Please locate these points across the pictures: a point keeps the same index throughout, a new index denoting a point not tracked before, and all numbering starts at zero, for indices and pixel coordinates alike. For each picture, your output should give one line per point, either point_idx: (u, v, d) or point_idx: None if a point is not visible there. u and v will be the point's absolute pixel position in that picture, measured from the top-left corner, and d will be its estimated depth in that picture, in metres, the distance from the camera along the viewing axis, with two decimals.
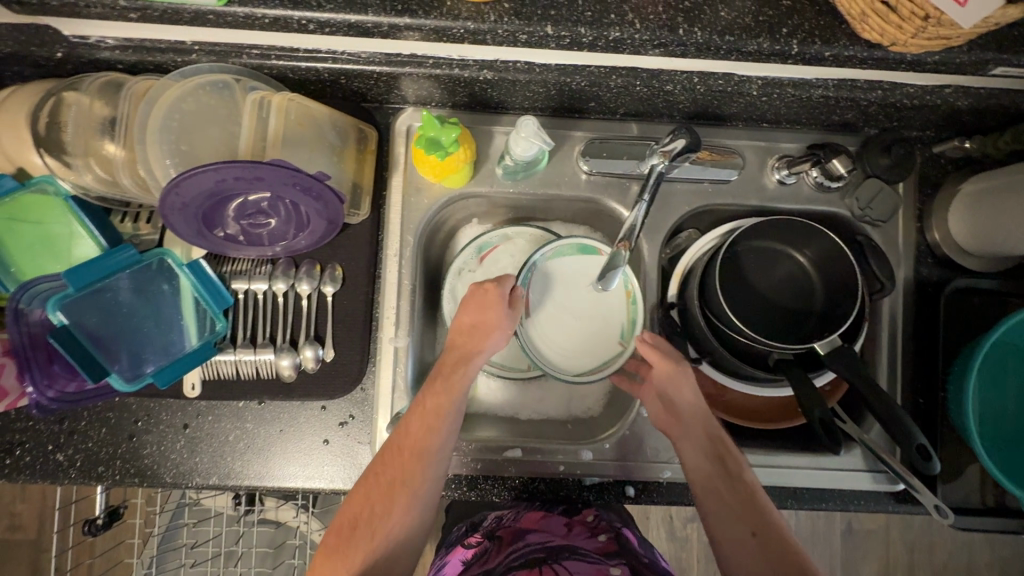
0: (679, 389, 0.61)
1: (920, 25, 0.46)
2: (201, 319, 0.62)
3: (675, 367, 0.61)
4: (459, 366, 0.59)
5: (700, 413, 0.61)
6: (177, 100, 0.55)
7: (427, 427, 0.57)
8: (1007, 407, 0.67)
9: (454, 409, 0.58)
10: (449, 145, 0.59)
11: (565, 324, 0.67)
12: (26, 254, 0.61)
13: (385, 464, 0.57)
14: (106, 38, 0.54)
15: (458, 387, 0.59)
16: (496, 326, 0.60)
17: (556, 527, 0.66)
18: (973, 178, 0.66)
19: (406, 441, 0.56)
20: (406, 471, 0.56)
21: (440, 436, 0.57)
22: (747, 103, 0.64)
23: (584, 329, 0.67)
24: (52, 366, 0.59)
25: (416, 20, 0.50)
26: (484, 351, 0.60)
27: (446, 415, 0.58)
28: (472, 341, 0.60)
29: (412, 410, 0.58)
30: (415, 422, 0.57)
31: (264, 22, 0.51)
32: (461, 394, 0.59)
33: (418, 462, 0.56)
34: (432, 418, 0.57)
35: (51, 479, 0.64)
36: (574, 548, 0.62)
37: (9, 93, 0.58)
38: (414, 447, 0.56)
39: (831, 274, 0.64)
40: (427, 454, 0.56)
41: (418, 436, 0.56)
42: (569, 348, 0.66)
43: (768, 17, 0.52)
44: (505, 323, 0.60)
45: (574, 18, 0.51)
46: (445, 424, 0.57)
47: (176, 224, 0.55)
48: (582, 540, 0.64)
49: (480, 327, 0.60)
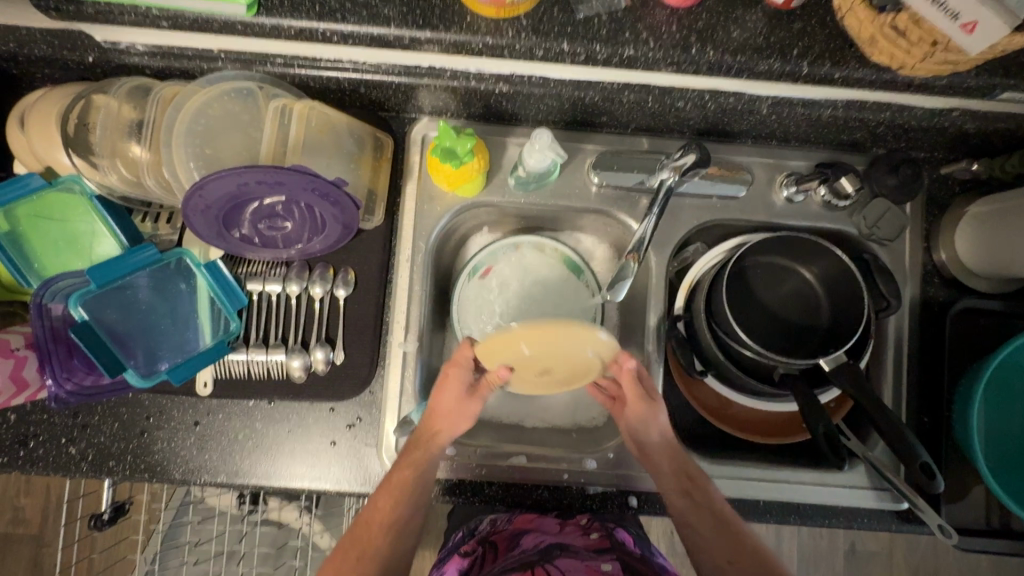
0: (648, 424, 0.60)
1: (928, 49, 0.47)
2: (215, 318, 0.64)
3: (645, 405, 0.60)
4: (424, 446, 0.59)
5: (668, 463, 0.60)
6: (203, 105, 0.57)
7: (395, 501, 0.58)
8: (1010, 427, 0.67)
9: (427, 477, 0.59)
10: (464, 155, 0.60)
11: (539, 354, 0.54)
12: (51, 252, 0.62)
13: (354, 536, 0.57)
14: (136, 44, 0.56)
15: (424, 466, 0.59)
16: (464, 405, 0.59)
17: (550, 527, 0.65)
18: (980, 200, 0.67)
19: (375, 517, 0.57)
20: (377, 543, 0.56)
21: (407, 508, 0.58)
22: (756, 121, 0.65)
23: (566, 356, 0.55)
24: (72, 361, 0.60)
25: (437, 34, 0.52)
26: (449, 428, 0.59)
27: (416, 492, 0.58)
28: (442, 424, 0.59)
29: (381, 485, 0.59)
30: (384, 496, 0.58)
31: (290, 33, 0.52)
32: (428, 469, 0.59)
33: (388, 536, 0.57)
34: (396, 492, 0.58)
35: (63, 471, 0.65)
36: (565, 544, 0.61)
37: (42, 94, 0.60)
38: (384, 520, 0.57)
39: (837, 291, 0.65)
40: (397, 526, 0.57)
41: (388, 510, 0.57)
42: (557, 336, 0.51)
43: (779, 39, 0.53)
44: (471, 404, 0.59)
45: (590, 35, 0.52)
46: (414, 498, 0.58)
47: (197, 225, 0.56)
48: (573, 538, 0.63)
49: (453, 406, 0.59)
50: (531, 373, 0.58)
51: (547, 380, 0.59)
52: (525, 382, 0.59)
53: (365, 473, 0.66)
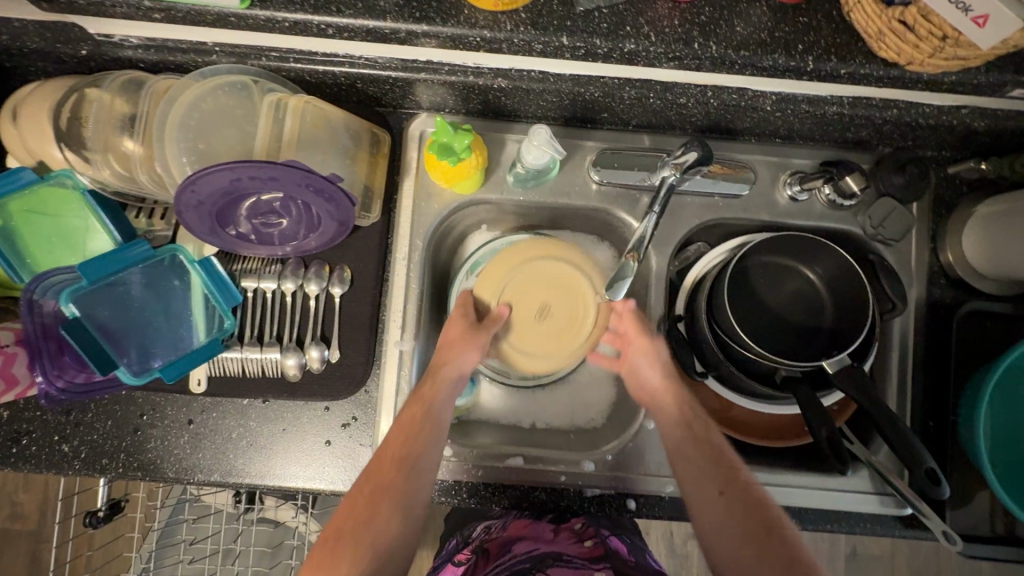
0: (648, 358, 0.65)
1: (938, 44, 0.45)
2: (210, 315, 0.63)
3: (647, 339, 0.65)
4: (434, 381, 0.61)
5: (664, 401, 0.63)
6: (196, 100, 0.56)
7: (407, 436, 0.58)
8: (1019, 432, 0.66)
9: (439, 415, 0.59)
10: (461, 151, 0.59)
11: (536, 283, 0.67)
12: (44, 247, 0.61)
13: (368, 476, 0.57)
14: (130, 37, 0.56)
15: (434, 400, 0.60)
16: (469, 341, 0.63)
17: (544, 534, 0.65)
18: (988, 200, 0.65)
19: (388, 452, 0.57)
20: (392, 478, 0.56)
21: (420, 444, 0.58)
22: (759, 118, 0.64)
23: (563, 291, 0.67)
24: (63, 357, 0.59)
25: (433, 27, 0.51)
26: (458, 364, 0.62)
27: (428, 427, 0.58)
28: (450, 358, 0.62)
29: (393, 424, 0.59)
30: (395, 432, 0.58)
31: (285, 26, 0.52)
32: (439, 404, 0.60)
33: (402, 470, 0.56)
34: (410, 431, 0.58)
35: (56, 469, 0.65)
36: (558, 550, 0.61)
37: (34, 88, 0.59)
38: (397, 455, 0.57)
39: (842, 292, 0.63)
40: (413, 465, 0.57)
41: (399, 445, 0.57)
42: (554, 256, 0.67)
43: (784, 33, 0.52)
44: (476, 339, 0.63)
45: (590, 30, 0.51)
46: (429, 433, 0.58)
47: (190, 221, 0.55)
48: (567, 546, 0.63)
49: (457, 339, 0.63)
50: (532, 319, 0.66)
51: (547, 329, 0.66)
52: (525, 331, 0.66)
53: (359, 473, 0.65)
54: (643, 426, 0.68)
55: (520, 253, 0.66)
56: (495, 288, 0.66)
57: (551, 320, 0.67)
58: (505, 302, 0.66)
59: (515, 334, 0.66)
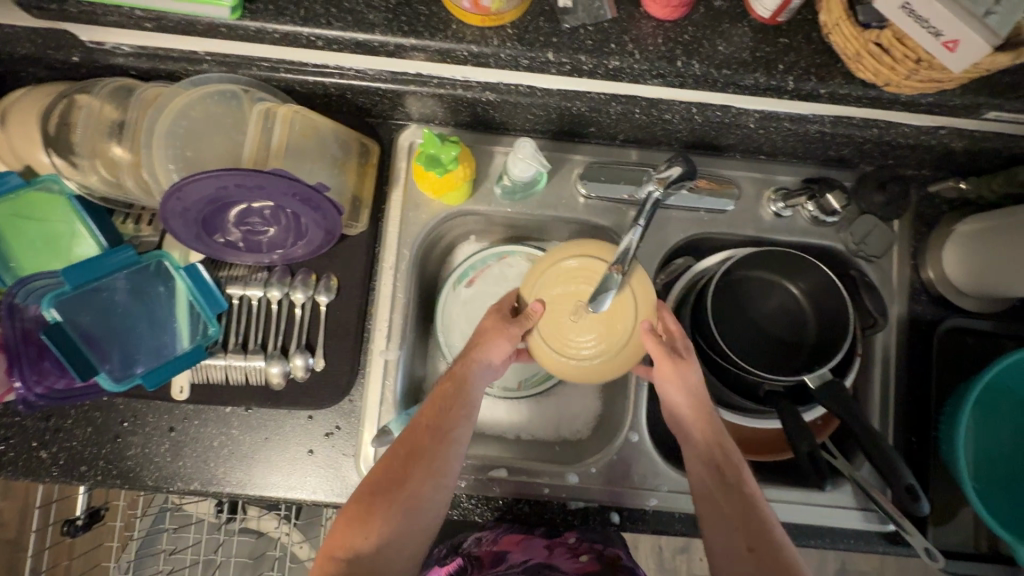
0: (675, 384, 0.56)
1: (913, 66, 0.47)
2: (193, 321, 0.63)
3: (673, 364, 0.56)
4: (467, 360, 0.56)
5: (699, 424, 0.55)
6: (185, 108, 0.57)
7: (442, 406, 0.54)
8: (999, 449, 0.66)
9: (476, 392, 0.56)
10: (448, 162, 0.60)
11: (572, 279, 0.57)
12: (28, 252, 0.61)
13: (404, 440, 0.53)
14: (122, 45, 0.56)
15: (468, 380, 0.55)
16: (505, 331, 0.57)
17: (537, 549, 0.61)
18: (968, 219, 0.66)
19: (421, 421, 0.54)
20: (426, 445, 0.52)
21: (455, 416, 0.54)
22: (743, 135, 0.65)
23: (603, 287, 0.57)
24: (43, 363, 0.58)
25: (421, 40, 0.52)
26: (485, 353, 0.56)
27: (461, 402, 0.55)
28: (483, 340, 0.56)
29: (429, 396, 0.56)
30: (430, 404, 0.55)
31: (274, 37, 0.53)
32: (477, 383, 0.56)
33: (434, 440, 0.53)
34: (446, 402, 0.55)
35: (33, 476, 0.64)
36: (554, 568, 0.58)
37: (23, 93, 0.60)
38: (431, 424, 0.53)
39: (823, 307, 0.64)
40: (448, 435, 0.53)
41: (435, 415, 0.54)
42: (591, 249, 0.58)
43: (765, 53, 0.53)
44: (511, 329, 0.56)
45: (575, 46, 0.52)
46: (465, 408, 0.55)
47: (176, 228, 0.55)
48: (563, 564, 0.59)
49: (488, 330, 0.57)
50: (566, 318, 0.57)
51: (587, 330, 0.56)
52: (563, 331, 0.56)
53: (342, 484, 0.64)
54: (627, 439, 0.67)
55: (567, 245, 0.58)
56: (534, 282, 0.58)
57: (590, 319, 0.57)
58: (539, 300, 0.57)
59: (552, 334, 0.56)
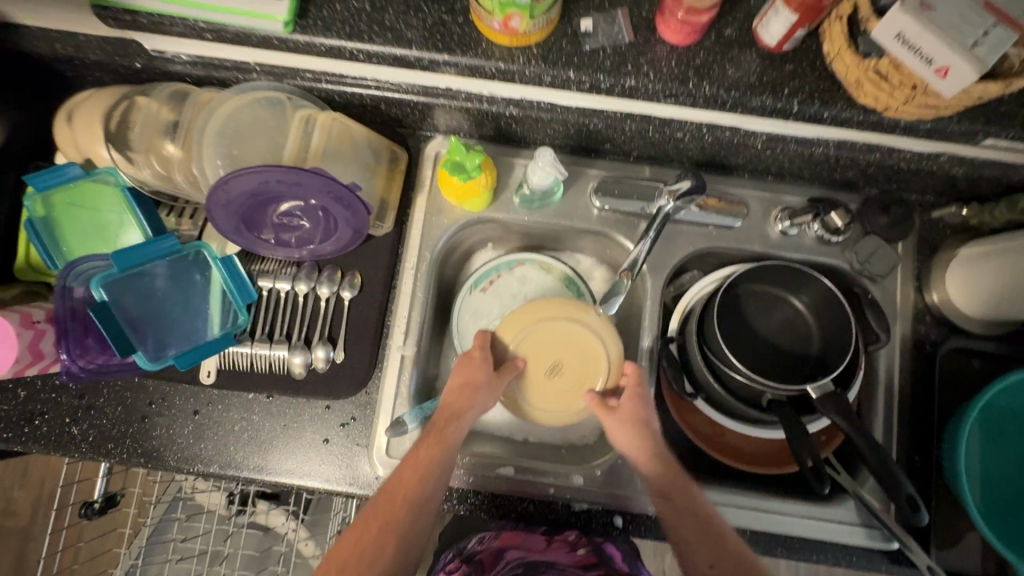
0: (620, 436, 0.62)
1: (909, 93, 0.50)
2: (225, 310, 0.66)
3: (618, 423, 0.62)
4: (451, 422, 0.61)
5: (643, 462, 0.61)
6: (235, 111, 0.62)
7: (420, 475, 0.57)
8: (1006, 469, 0.67)
9: (449, 460, 0.59)
10: (472, 170, 0.64)
11: (550, 341, 0.66)
12: (79, 238, 0.66)
13: (378, 506, 0.56)
14: (181, 54, 0.62)
15: (448, 444, 0.60)
16: (486, 387, 0.63)
17: (536, 542, 0.66)
18: (971, 243, 0.68)
19: (399, 488, 0.57)
20: (400, 516, 0.55)
21: (431, 484, 0.57)
22: (752, 155, 0.68)
23: (577, 351, 0.66)
24: (86, 338, 0.62)
25: (453, 57, 0.57)
26: (468, 410, 0.62)
27: (441, 467, 0.58)
28: (473, 396, 0.62)
29: (405, 459, 0.59)
30: (409, 471, 0.57)
31: (321, 50, 0.58)
32: (452, 448, 0.60)
33: (410, 510, 0.56)
34: (425, 468, 0.58)
35: (63, 450, 0.67)
36: (553, 564, 0.63)
37: (88, 94, 0.65)
38: (408, 494, 0.56)
39: (826, 321, 0.66)
40: (422, 503, 0.56)
41: (412, 483, 0.57)
42: (573, 316, 0.67)
43: (772, 78, 0.57)
44: (485, 380, 0.63)
45: (594, 66, 0.57)
46: (439, 475, 0.58)
47: (218, 219, 0.59)
48: (560, 557, 0.64)
49: (468, 382, 0.63)
50: (543, 370, 0.66)
51: (563, 385, 0.66)
52: (540, 385, 0.66)
53: (354, 473, 0.67)
54: None
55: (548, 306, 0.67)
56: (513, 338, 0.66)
57: (564, 375, 0.66)
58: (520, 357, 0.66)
59: (532, 390, 0.66)
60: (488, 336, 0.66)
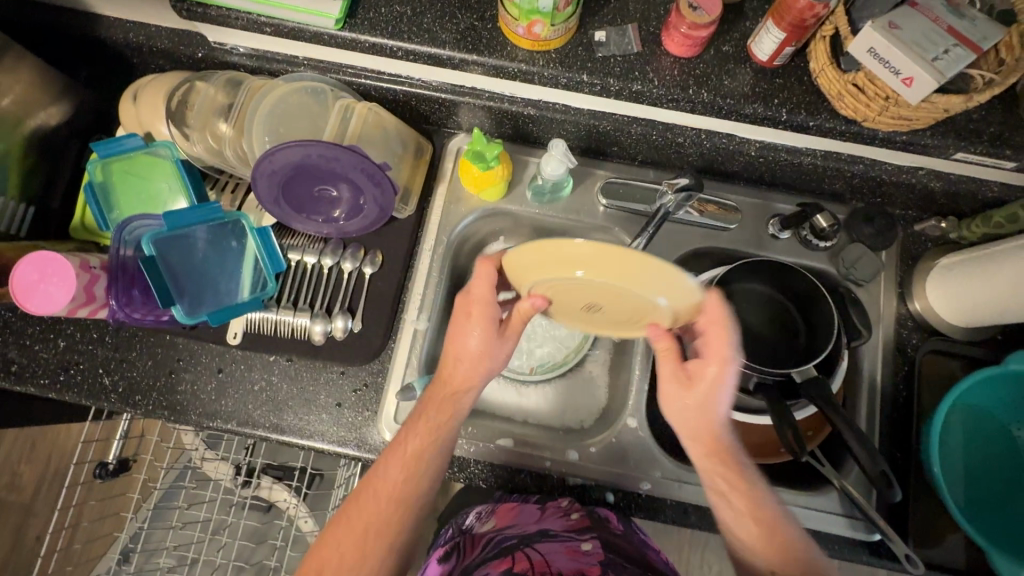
0: (682, 412, 0.58)
1: (883, 103, 0.57)
2: (256, 276, 0.72)
3: (683, 394, 0.58)
4: (445, 406, 0.60)
5: (698, 444, 0.58)
6: (285, 95, 0.69)
7: (406, 472, 0.58)
8: (979, 465, 0.70)
9: (436, 453, 0.59)
10: (491, 160, 0.70)
11: (581, 292, 0.55)
12: (129, 202, 0.72)
13: (365, 501, 0.57)
14: (240, 47, 0.70)
15: (436, 439, 0.60)
16: (490, 354, 0.60)
17: (531, 513, 0.69)
18: (948, 254, 0.74)
19: (387, 485, 0.58)
20: (388, 515, 0.57)
21: (417, 481, 0.58)
22: (745, 163, 0.75)
23: (616, 302, 0.54)
24: (132, 290, 0.68)
25: (481, 57, 0.64)
26: (464, 395, 0.61)
27: (427, 461, 0.59)
28: (469, 376, 0.60)
29: (390, 455, 0.59)
30: (394, 468, 0.58)
31: (365, 46, 0.66)
32: (439, 441, 0.60)
33: (399, 508, 0.57)
34: (414, 463, 0.58)
35: (93, 398, 0.72)
36: (546, 530, 0.65)
37: (152, 78, 0.73)
38: (395, 493, 0.57)
39: (811, 315, 0.72)
40: (408, 501, 0.58)
41: (398, 481, 0.58)
42: (619, 275, 0.49)
43: (764, 89, 0.64)
44: (493, 342, 0.60)
45: (606, 71, 0.64)
46: (425, 469, 0.59)
47: (261, 187, 0.66)
48: (553, 522, 0.66)
49: (473, 355, 0.60)
50: (578, 305, 0.59)
51: (602, 315, 0.60)
52: (575, 310, 0.61)
53: (362, 436, 0.71)
54: (627, 424, 0.73)
55: (574, 264, 0.49)
56: (526, 283, 0.55)
57: (603, 309, 0.58)
58: (541, 292, 0.58)
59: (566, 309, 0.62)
60: (485, 288, 0.60)
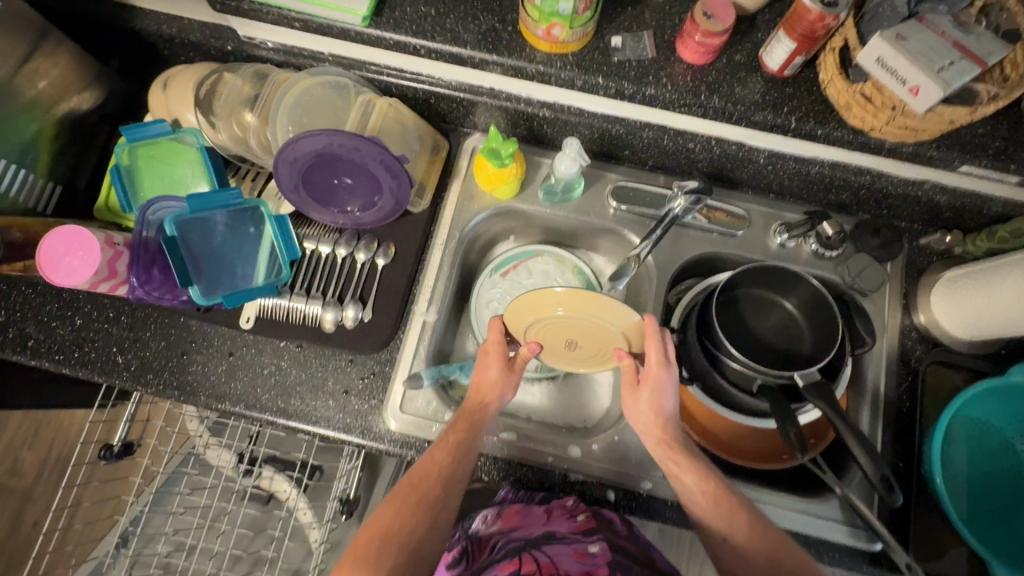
0: (638, 414, 0.63)
1: (889, 113, 0.59)
2: (272, 263, 0.74)
3: (640, 396, 0.62)
4: (479, 412, 0.64)
5: (656, 439, 0.62)
6: (308, 88, 0.71)
7: (449, 457, 0.60)
8: (983, 478, 0.70)
9: (473, 445, 0.62)
10: (506, 158, 0.72)
11: (559, 327, 0.67)
12: (154, 185, 0.75)
13: (409, 486, 0.58)
14: (268, 41, 0.73)
15: (477, 433, 0.62)
16: (503, 378, 0.65)
17: (537, 515, 0.69)
18: (952, 267, 0.75)
19: (430, 465, 0.59)
20: (431, 490, 0.58)
21: (458, 467, 0.60)
22: (755, 170, 0.76)
23: (588, 331, 0.67)
24: (151, 268, 0.70)
25: (501, 57, 0.66)
26: (497, 395, 0.64)
27: (466, 449, 0.61)
28: (496, 391, 0.64)
29: (434, 443, 0.61)
30: (439, 451, 0.60)
31: (388, 43, 0.68)
32: (479, 438, 0.62)
33: (442, 487, 0.58)
34: (455, 449, 0.61)
35: (106, 375, 0.73)
36: (553, 533, 0.66)
37: (182, 67, 0.76)
38: (440, 471, 0.59)
39: (815, 322, 0.72)
40: (454, 481, 0.59)
41: (442, 465, 0.59)
42: (589, 306, 0.64)
43: (773, 98, 0.66)
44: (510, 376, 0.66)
45: (621, 75, 0.66)
46: (466, 459, 0.61)
47: (282, 175, 0.68)
48: (560, 524, 0.67)
49: (497, 380, 0.65)
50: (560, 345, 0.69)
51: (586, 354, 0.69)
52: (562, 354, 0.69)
53: (368, 423, 0.72)
54: (630, 422, 0.74)
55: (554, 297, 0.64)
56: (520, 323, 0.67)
57: (582, 346, 0.68)
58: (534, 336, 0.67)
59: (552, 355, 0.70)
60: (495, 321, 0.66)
